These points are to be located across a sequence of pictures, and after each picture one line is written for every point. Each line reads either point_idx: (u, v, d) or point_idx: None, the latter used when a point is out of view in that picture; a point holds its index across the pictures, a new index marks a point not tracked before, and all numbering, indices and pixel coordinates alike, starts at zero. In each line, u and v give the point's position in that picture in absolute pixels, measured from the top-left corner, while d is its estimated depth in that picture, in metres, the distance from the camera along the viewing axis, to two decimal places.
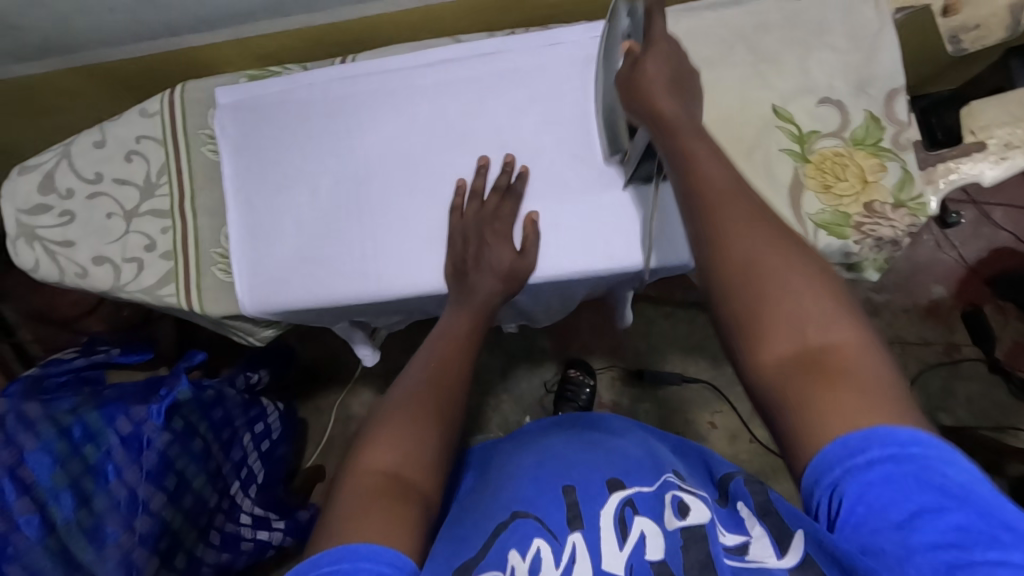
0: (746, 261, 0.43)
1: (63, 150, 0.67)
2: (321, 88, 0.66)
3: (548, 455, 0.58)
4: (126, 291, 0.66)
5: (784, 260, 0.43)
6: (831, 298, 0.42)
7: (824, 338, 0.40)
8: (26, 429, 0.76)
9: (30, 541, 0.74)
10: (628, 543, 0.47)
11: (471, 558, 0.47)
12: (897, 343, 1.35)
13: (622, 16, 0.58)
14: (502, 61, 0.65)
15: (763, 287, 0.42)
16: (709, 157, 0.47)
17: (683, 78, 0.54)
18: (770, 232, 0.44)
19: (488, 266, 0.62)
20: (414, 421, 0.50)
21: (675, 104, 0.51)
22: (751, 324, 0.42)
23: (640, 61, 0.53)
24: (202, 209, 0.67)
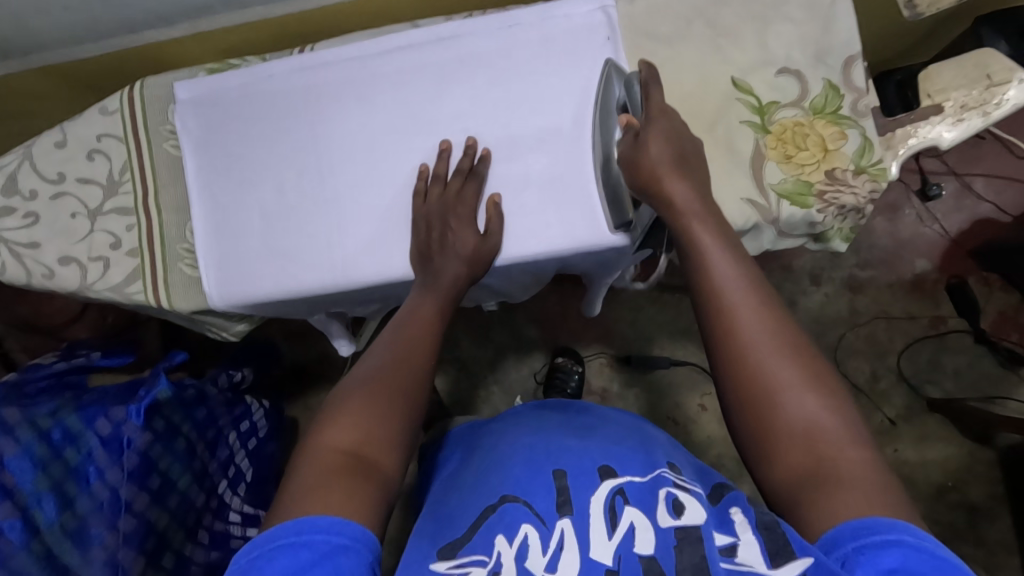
0: (756, 367, 0.49)
1: (24, 153, 0.67)
2: (281, 80, 0.66)
3: (539, 438, 0.58)
4: (94, 291, 0.66)
5: (793, 368, 0.49)
6: (830, 401, 0.48)
7: (824, 437, 0.47)
8: (4, 435, 0.74)
9: (13, 547, 0.71)
10: (617, 532, 0.47)
11: (457, 538, 0.49)
12: (882, 318, 1.35)
13: (615, 85, 0.63)
14: (461, 46, 0.65)
15: (772, 397, 0.48)
16: (722, 264, 0.54)
17: (688, 157, 0.59)
18: (781, 336, 0.50)
19: (452, 251, 0.62)
20: (374, 400, 0.50)
21: (694, 201, 0.57)
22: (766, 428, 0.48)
23: (644, 140, 0.58)
24: (167, 206, 0.67)
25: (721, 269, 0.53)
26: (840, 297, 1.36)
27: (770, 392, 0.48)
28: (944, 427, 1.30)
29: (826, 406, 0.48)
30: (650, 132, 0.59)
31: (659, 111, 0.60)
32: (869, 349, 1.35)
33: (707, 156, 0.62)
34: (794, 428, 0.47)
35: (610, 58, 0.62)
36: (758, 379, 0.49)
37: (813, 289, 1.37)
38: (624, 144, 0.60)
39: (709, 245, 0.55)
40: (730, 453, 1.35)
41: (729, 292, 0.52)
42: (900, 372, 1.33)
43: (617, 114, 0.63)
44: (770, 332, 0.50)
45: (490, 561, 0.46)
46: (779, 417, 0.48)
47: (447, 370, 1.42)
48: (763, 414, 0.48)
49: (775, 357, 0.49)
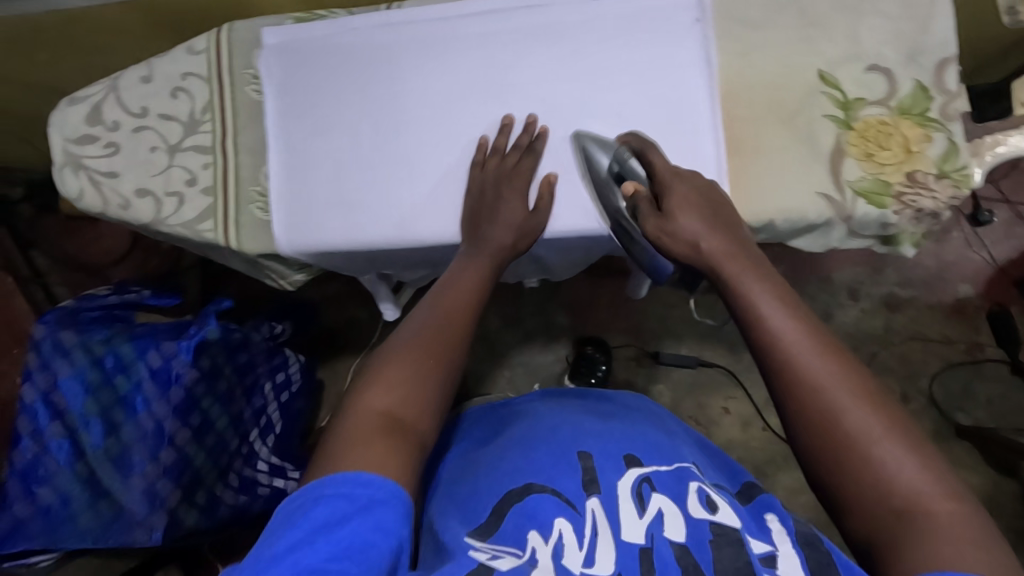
0: (830, 414, 0.45)
1: (110, 85, 0.69)
2: (364, 34, 0.66)
3: (561, 425, 0.64)
4: (166, 225, 0.68)
5: (866, 416, 0.44)
6: (917, 454, 0.43)
7: (904, 495, 0.42)
8: (63, 356, 0.82)
9: (61, 465, 0.81)
10: (647, 514, 0.51)
11: (484, 524, 0.52)
12: (917, 339, 1.34)
13: (602, 155, 0.62)
14: (546, 16, 0.64)
15: (858, 448, 0.44)
16: (773, 309, 0.49)
17: (722, 214, 0.55)
18: (845, 377, 0.46)
19: (503, 222, 0.63)
20: (415, 364, 0.51)
21: (726, 248, 0.53)
22: (846, 478, 0.44)
23: (671, 213, 0.54)
24: (243, 148, 0.68)
25: (777, 321, 0.48)
26: (876, 314, 1.36)
27: (854, 447, 0.44)
28: (970, 455, 1.28)
29: (911, 456, 0.43)
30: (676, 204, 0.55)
31: (669, 175, 0.57)
32: (900, 369, 1.33)
33: (784, 146, 0.62)
34: (874, 484, 0.43)
35: (579, 130, 0.64)
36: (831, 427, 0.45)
37: (850, 303, 1.37)
38: (645, 215, 0.56)
39: (755, 296, 0.50)
40: (748, 458, 1.35)
41: (779, 336, 0.48)
42: (931, 396, 1.32)
43: (615, 184, 0.61)
44: (835, 377, 0.46)
45: (524, 553, 0.48)
46: (856, 472, 0.44)
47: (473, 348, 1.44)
48: (848, 472, 0.44)
49: (850, 407, 0.45)
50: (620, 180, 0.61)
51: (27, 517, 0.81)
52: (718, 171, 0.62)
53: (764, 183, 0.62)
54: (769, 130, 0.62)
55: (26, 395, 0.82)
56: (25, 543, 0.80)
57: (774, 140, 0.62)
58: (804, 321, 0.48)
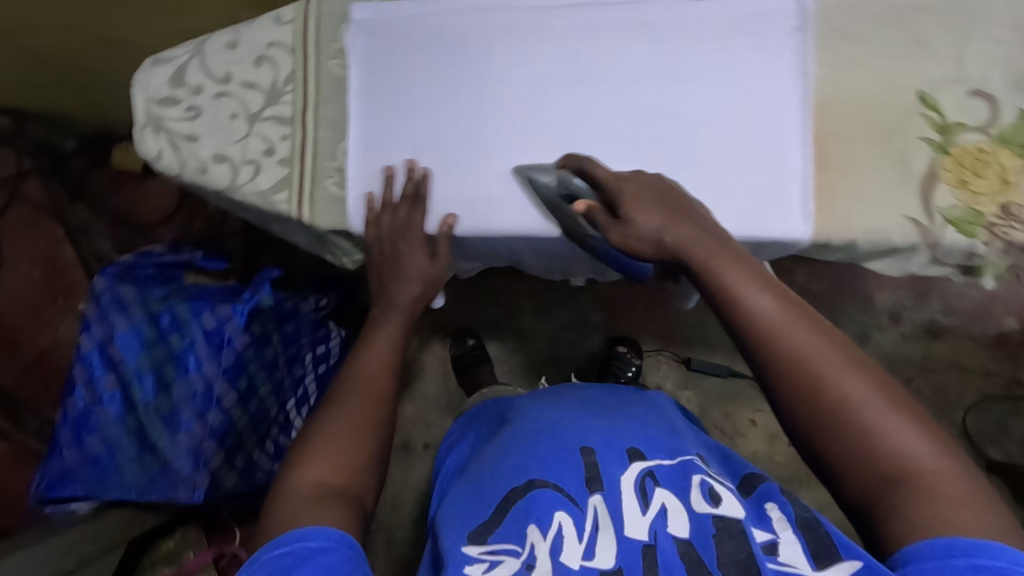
0: (829, 391, 0.45)
1: (196, 48, 0.69)
2: (455, 18, 0.66)
3: (563, 418, 0.61)
4: (240, 192, 0.68)
5: (861, 387, 0.45)
6: (902, 412, 0.45)
7: (909, 464, 0.44)
8: (121, 310, 0.84)
9: (113, 416, 0.84)
10: (650, 509, 0.50)
11: (484, 524, 0.51)
12: (956, 369, 1.35)
13: (546, 177, 0.60)
14: (643, 14, 0.63)
15: (853, 415, 0.44)
16: (753, 289, 0.47)
17: (681, 204, 0.52)
18: (827, 349, 0.46)
19: (405, 275, 0.67)
20: (323, 426, 0.54)
21: (690, 240, 0.49)
22: (842, 445, 0.45)
23: (629, 216, 0.51)
24: (323, 122, 0.68)
25: (760, 304, 0.47)
26: (916, 340, 1.36)
27: (856, 422, 0.44)
28: (998, 489, 1.28)
29: (907, 423, 0.45)
30: (632, 208, 0.51)
31: (612, 181, 0.54)
32: (935, 398, 1.34)
33: (874, 165, 0.60)
34: (876, 455, 0.44)
35: (517, 168, 0.64)
36: (831, 405, 0.45)
37: (890, 327, 1.37)
38: (607, 227, 0.52)
39: (736, 277, 0.48)
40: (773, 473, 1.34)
41: (768, 318, 0.46)
42: (965, 427, 1.32)
43: (571, 204, 0.58)
44: (828, 353, 0.46)
45: (524, 552, 0.48)
46: (861, 445, 0.44)
47: (503, 339, 1.44)
48: (844, 439, 0.44)
49: (840, 375, 0.45)
50: (574, 199, 0.58)
51: (76, 464, 0.83)
52: (803, 186, 0.61)
53: (850, 202, 0.60)
54: (860, 147, 0.61)
55: (84, 343, 0.84)
56: (73, 488, 0.81)
57: (865, 157, 0.61)
58: (781, 296, 0.47)
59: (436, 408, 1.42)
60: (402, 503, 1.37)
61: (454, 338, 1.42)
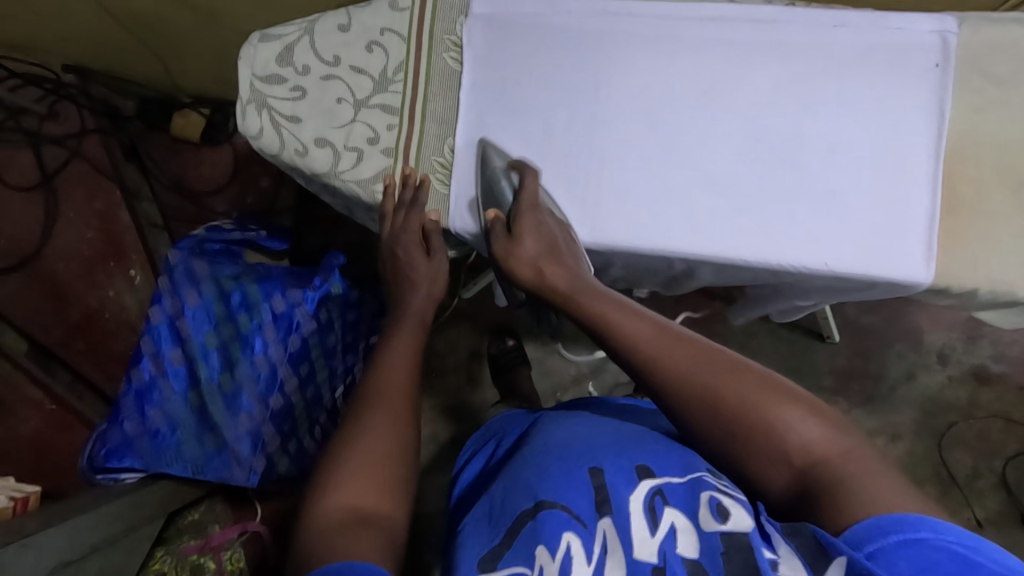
0: (720, 395, 0.49)
1: (307, 27, 0.68)
2: (579, 19, 0.64)
3: (576, 433, 0.55)
4: (339, 179, 0.66)
5: (743, 387, 0.48)
6: (808, 414, 0.47)
7: (813, 451, 0.45)
8: (192, 285, 0.83)
9: (174, 390, 0.84)
10: (660, 530, 0.45)
11: (494, 550, 0.47)
12: (1000, 418, 1.32)
13: (496, 163, 0.64)
14: (777, 34, 0.62)
15: (759, 422, 0.47)
16: (637, 321, 0.55)
17: (562, 244, 0.63)
18: (707, 360, 0.51)
19: (419, 284, 0.69)
20: (341, 445, 0.52)
21: (574, 280, 0.61)
22: (756, 450, 0.47)
23: (517, 235, 0.63)
24: (431, 115, 0.66)
25: (635, 331, 0.54)
26: (963, 384, 1.34)
27: (749, 424, 0.47)
28: None
29: (804, 415, 0.47)
30: (521, 229, 0.62)
31: (527, 203, 0.62)
32: (977, 444, 1.31)
33: (1004, 213, 0.59)
34: (775, 451, 0.47)
35: (484, 138, 0.65)
36: (709, 411, 0.49)
37: (937, 368, 1.35)
38: (496, 238, 0.64)
39: (609, 310, 0.57)
40: None
41: (635, 344, 0.54)
42: (1004, 477, 1.30)
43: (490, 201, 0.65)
44: (697, 363, 0.51)
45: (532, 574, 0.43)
46: (763, 442, 0.47)
47: (543, 341, 1.43)
48: (752, 438, 0.47)
49: (727, 382, 0.49)
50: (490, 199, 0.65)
51: (136, 435, 0.82)
52: (928, 226, 0.59)
53: (976, 249, 0.59)
54: (989, 192, 0.59)
55: (155, 316, 0.83)
56: (132, 459, 0.81)
57: (994, 204, 0.59)
58: (663, 325, 0.55)
59: (470, 404, 1.41)
60: (429, 496, 1.36)
61: (494, 337, 1.41)
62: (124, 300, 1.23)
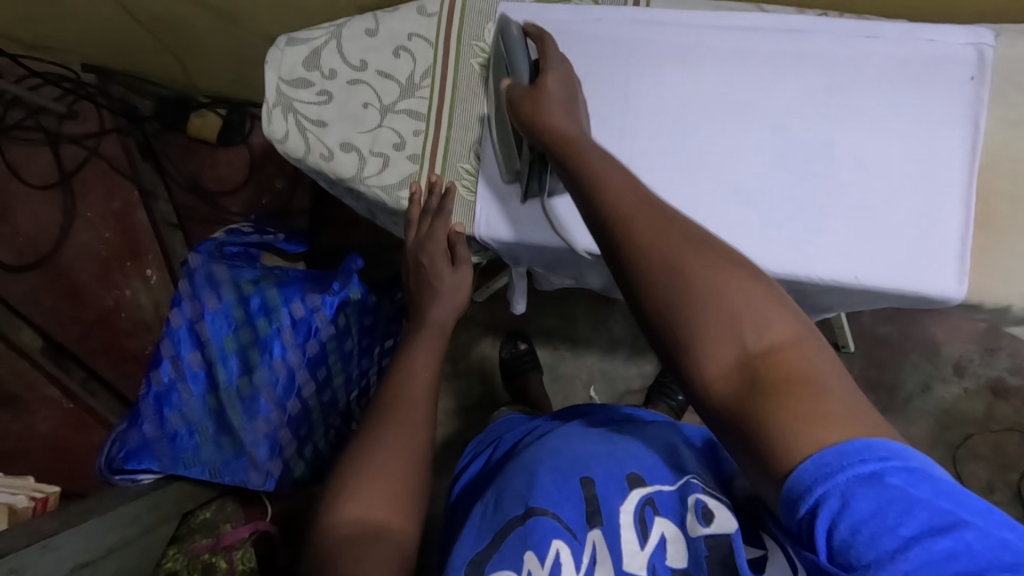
0: (673, 267, 0.39)
1: (334, 31, 0.67)
2: (608, 27, 0.64)
3: (572, 438, 0.55)
4: (365, 184, 0.66)
5: (711, 261, 0.39)
6: (772, 302, 0.37)
7: (779, 353, 0.35)
8: (213, 290, 0.83)
9: (194, 394, 0.84)
10: (648, 542, 0.47)
11: (483, 554, 0.50)
12: (1017, 432, 1.31)
13: (514, 31, 0.62)
14: (808, 45, 0.62)
15: (705, 298, 0.37)
16: (608, 177, 0.46)
17: (571, 104, 0.56)
18: (666, 230, 0.41)
19: (443, 294, 0.67)
20: (356, 453, 0.53)
21: (571, 127, 0.53)
22: (692, 332, 0.37)
23: (540, 82, 0.56)
24: (458, 121, 0.66)
25: (615, 178, 0.46)
26: (979, 397, 1.32)
27: (702, 290, 0.38)
28: None
29: (769, 303, 0.37)
30: (547, 80, 0.57)
31: (546, 62, 0.58)
32: (993, 458, 1.30)
33: None
34: (722, 334, 0.36)
35: (505, 11, 0.64)
36: (665, 267, 0.39)
37: (953, 380, 1.34)
38: (517, 88, 0.57)
39: (593, 159, 0.48)
40: None
41: (613, 188, 0.45)
42: (1019, 491, 1.29)
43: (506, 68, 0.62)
44: (674, 223, 0.42)
45: None
46: (708, 325, 0.37)
47: (555, 346, 1.42)
48: (690, 318, 0.37)
49: (685, 253, 0.39)
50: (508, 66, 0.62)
51: (155, 438, 0.82)
52: (961, 242, 0.59)
53: (1008, 266, 0.58)
54: None
55: (175, 320, 0.83)
56: (150, 462, 0.81)
57: None
58: (634, 185, 0.45)
59: (481, 407, 1.41)
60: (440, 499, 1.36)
61: (506, 341, 1.40)
62: (141, 299, 1.24)
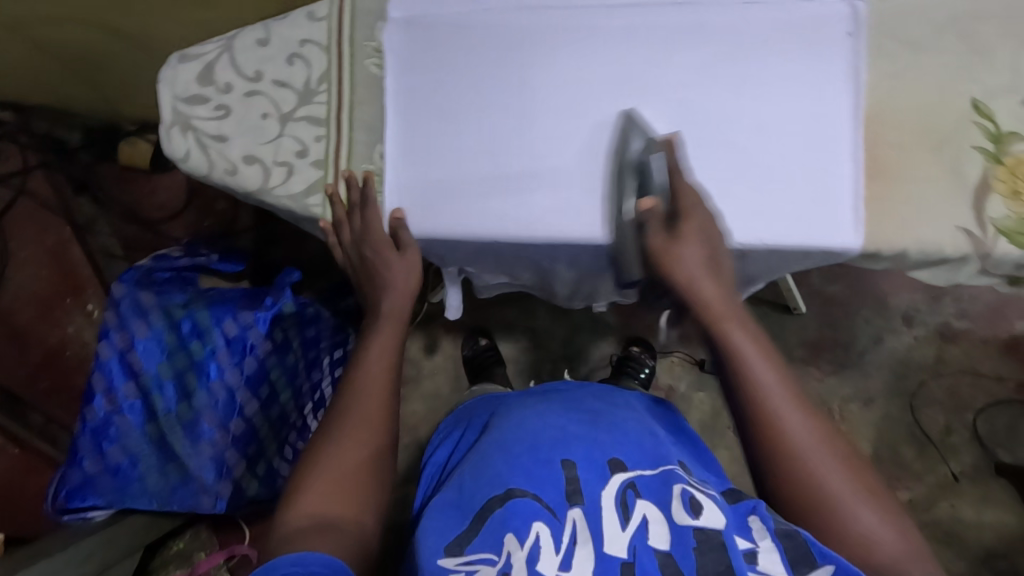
0: (812, 480, 0.52)
1: (225, 44, 0.67)
2: (499, 17, 0.63)
3: (546, 425, 0.62)
4: (272, 195, 0.66)
5: (844, 479, 0.52)
6: (888, 516, 0.51)
7: (886, 550, 0.50)
8: (140, 317, 0.82)
9: (132, 424, 0.83)
10: (630, 524, 0.52)
11: (461, 536, 0.53)
12: (968, 373, 1.35)
13: (633, 139, 0.61)
14: (694, 16, 0.62)
15: (831, 508, 0.51)
16: (764, 373, 0.55)
17: (718, 257, 0.59)
18: (823, 441, 0.53)
19: (395, 287, 0.66)
20: (320, 444, 0.57)
21: (725, 298, 0.58)
22: (811, 527, 0.52)
23: (680, 239, 0.59)
24: (359, 123, 0.66)
25: (764, 375, 0.55)
26: (930, 343, 1.36)
27: (833, 505, 0.51)
28: (1007, 493, 1.29)
29: (882, 516, 0.51)
30: (686, 223, 0.59)
31: (689, 200, 0.59)
32: (948, 401, 1.34)
33: (927, 176, 0.60)
34: (852, 539, 0.50)
35: (392, 4, 0.65)
36: (809, 477, 0.52)
37: (903, 330, 1.37)
38: (654, 235, 0.60)
39: (749, 350, 0.55)
40: None
41: (769, 391, 0.54)
42: (975, 430, 1.33)
43: (632, 167, 0.61)
44: (816, 437, 0.53)
45: (500, 560, 0.50)
46: (844, 531, 0.51)
47: (517, 339, 1.42)
48: (826, 524, 0.51)
49: (830, 470, 0.52)
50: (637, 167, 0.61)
51: (96, 473, 0.81)
52: (855, 194, 0.60)
53: (902, 212, 0.60)
54: (912, 156, 0.60)
55: (103, 352, 0.82)
56: (94, 498, 0.80)
57: (917, 167, 0.60)
58: (790, 387, 0.55)
59: (449, 407, 1.41)
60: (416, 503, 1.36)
61: (467, 338, 1.40)
62: (85, 335, 1.22)
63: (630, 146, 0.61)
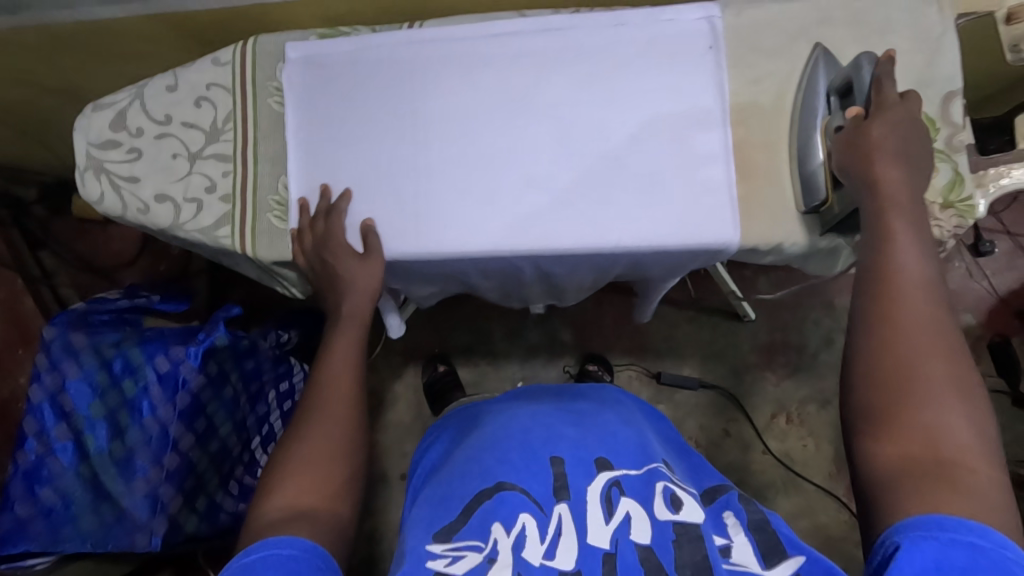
0: (907, 357, 0.47)
1: (136, 92, 0.71)
2: (387, 50, 0.68)
3: (535, 423, 0.61)
4: (183, 230, 0.69)
5: (946, 375, 0.46)
6: (976, 426, 0.45)
7: (955, 448, 0.44)
8: (72, 358, 0.84)
9: (64, 466, 0.83)
10: (614, 519, 0.51)
11: (450, 523, 0.53)
12: None
13: (821, 78, 0.62)
14: (566, 40, 0.66)
15: (910, 392, 0.46)
16: (908, 251, 0.51)
17: (912, 151, 0.56)
18: (943, 331, 0.48)
19: (356, 288, 0.67)
20: (294, 440, 0.58)
21: (900, 180, 0.55)
22: (885, 406, 0.47)
23: (869, 122, 0.56)
24: (263, 157, 0.69)
25: (908, 253, 0.51)
26: None
27: (916, 387, 0.46)
28: None
29: (966, 419, 0.45)
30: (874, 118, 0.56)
31: (896, 105, 0.57)
32: None
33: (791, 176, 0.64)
34: (920, 430, 0.45)
35: (290, 44, 0.69)
36: (909, 353, 0.47)
37: None
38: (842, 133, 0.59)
39: (901, 227, 0.53)
40: (750, 482, 1.33)
41: (904, 265, 0.51)
42: None
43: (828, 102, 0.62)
44: (938, 328, 0.48)
45: (486, 546, 0.49)
46: (911, 414, 0.46)
47: (475, 363, 1.43)
48: (900, 404, 0.46)
49: (933, 357, 0.47)
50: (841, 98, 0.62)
51: (28, 518, 0.82)
52: (728, 194, 0.63)
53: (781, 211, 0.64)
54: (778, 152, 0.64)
55: (34, 395, 0.84)
56: (26, 544, 0.81)
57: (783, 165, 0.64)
58: (930, 276, 0.51)
59: (412, 435, 1.41)
60: (381, 536, 1.35)
61: (427, 365, 1.41)
62: None
63: (819, 86, 0.62)
